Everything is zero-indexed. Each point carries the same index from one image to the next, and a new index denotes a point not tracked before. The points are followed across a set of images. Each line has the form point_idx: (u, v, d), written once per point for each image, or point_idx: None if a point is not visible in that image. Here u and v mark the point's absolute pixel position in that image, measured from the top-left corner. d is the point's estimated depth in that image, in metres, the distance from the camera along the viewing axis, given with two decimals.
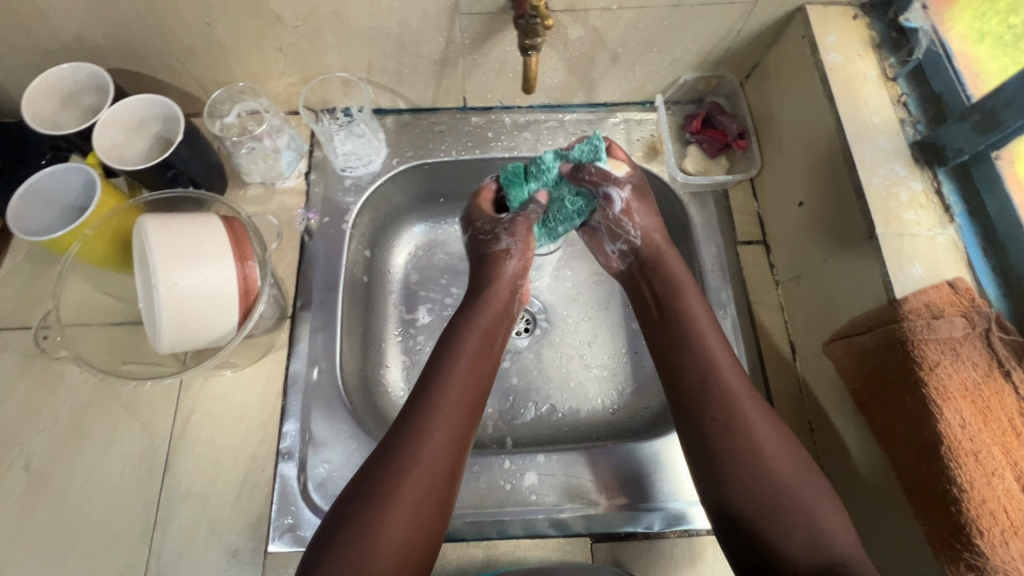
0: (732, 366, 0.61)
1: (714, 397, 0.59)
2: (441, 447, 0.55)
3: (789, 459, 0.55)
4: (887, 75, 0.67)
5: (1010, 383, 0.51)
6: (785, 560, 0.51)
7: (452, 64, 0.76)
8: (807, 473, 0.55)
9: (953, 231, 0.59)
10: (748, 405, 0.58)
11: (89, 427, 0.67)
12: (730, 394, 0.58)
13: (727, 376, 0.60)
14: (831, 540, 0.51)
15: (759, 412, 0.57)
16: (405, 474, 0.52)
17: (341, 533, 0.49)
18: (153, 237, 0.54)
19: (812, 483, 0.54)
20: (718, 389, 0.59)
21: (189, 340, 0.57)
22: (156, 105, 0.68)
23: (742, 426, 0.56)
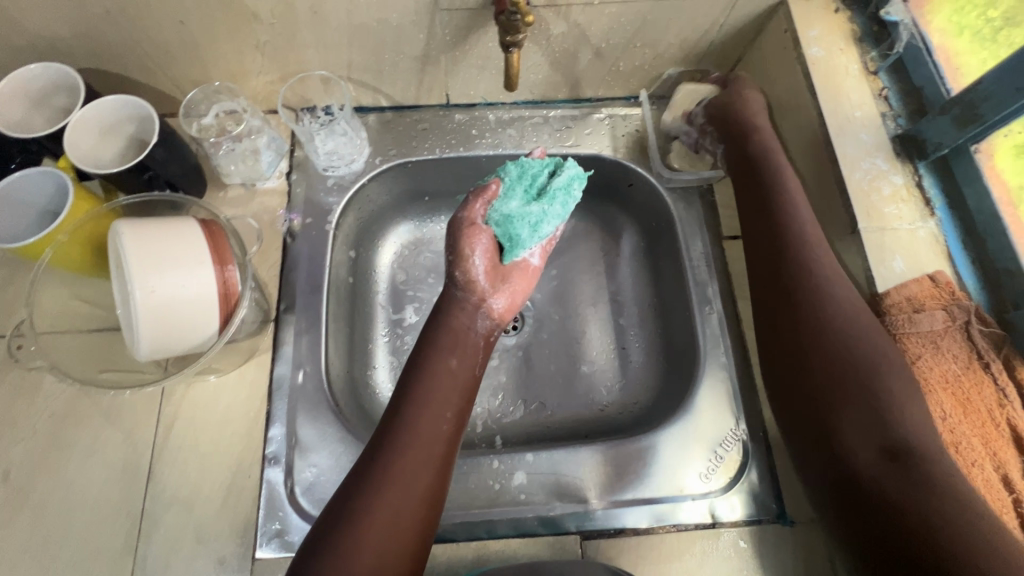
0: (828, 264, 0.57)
1: (812, 307, 0.56)
2: (427, 449, 0.55)
3: (868, 353, 0.52)
4: (869, 69, 0.66)
5: (988, 374, 0.52)
6: (850, 440, 0.50)
7: (434, 61, 0.75)
8: (898, 367, 0.52)
9: (934, 224, 0.59)
10: (855, 312, 0.54)
11: (69, 437, 0.65)
12: (827, 294, 0.55)
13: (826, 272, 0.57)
14: (901, 417, 0.49)
15: (845, 301, 0.55)
16: (387, 474, 0.53)
17: (328, 535, 0.50)
18: (129, 243, 0.53)
19: (902, 377, 0.51)
20: (821, 287, 0.56)
21: (168, 348, 0.56)
22: (130, 106, 0.66)
23: (829, 319, 0.54)
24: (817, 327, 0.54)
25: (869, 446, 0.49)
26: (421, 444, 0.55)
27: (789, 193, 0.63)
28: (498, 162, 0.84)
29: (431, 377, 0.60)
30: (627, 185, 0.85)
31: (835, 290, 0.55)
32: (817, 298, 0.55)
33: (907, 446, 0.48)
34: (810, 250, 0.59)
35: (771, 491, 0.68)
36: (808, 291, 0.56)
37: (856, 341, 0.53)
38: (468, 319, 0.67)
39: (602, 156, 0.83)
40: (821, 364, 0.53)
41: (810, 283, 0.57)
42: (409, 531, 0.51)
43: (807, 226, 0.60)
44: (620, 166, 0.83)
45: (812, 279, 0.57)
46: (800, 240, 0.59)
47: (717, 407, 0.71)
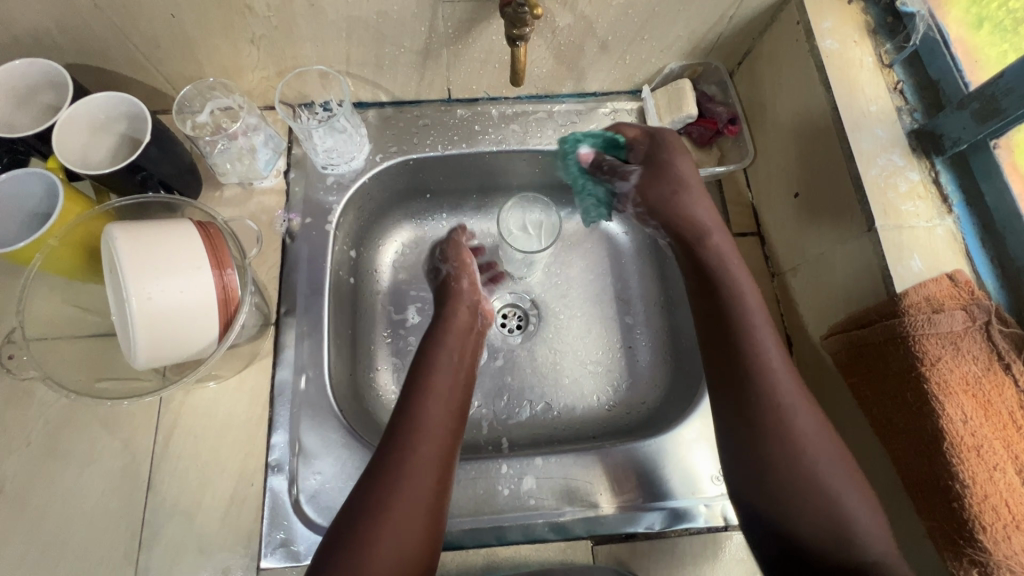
0: (783, 363, 0.57)
1: (773, 411, 0.55)
2: (437, 438, 0.56)
3: (819, 462, 0.53)
4: (884, 62, 0.65)
5: (1009, 376, 0.51)
6: (805, 546, 0.52)
7: (436, 55, 0.73)
8: (845, 475, 0.53)
9: (951, 222, 0.58)
10: (804, 420, 0.54)
11: (65, 447, 0.63)
12: (780, 406, 0.55)
13: (777, 366, 0.57)
14: (855, 529, 0.51)
15: (806, 413, 0.54)
16: (404, 462, 0.53)
17: (349, 529, 0.49)
18: (123, 248, 0.50)
19: (849, 482, 0.53)
20: (775, 398, 0.55)
21: (166, 356, 0.54)
22: (122, 103, 0.64)
23: (780, 435, 0.54)
24: (772, 441, 0.54)
25: (823, 552, 0.51)
26: (431, 433, 0.56)
27: (744, 293, 0.61)
28: (501, 159, 0.82)
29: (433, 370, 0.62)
30: None
31: (780, 400, 0.55)
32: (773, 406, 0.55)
33: (857, 555, 0.50)
34: (759, 356, 0.57)
35: None
36: (762, 403, 0.55)
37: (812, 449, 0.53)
38: (468, 319, 0.70)
39: None
40: (774, 478, 0.53)
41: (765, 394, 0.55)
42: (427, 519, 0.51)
43: (760, 328, 0.59)
44: None
45: (767, 387, 0.56)
46: (754, 353, 0.57)
47: None
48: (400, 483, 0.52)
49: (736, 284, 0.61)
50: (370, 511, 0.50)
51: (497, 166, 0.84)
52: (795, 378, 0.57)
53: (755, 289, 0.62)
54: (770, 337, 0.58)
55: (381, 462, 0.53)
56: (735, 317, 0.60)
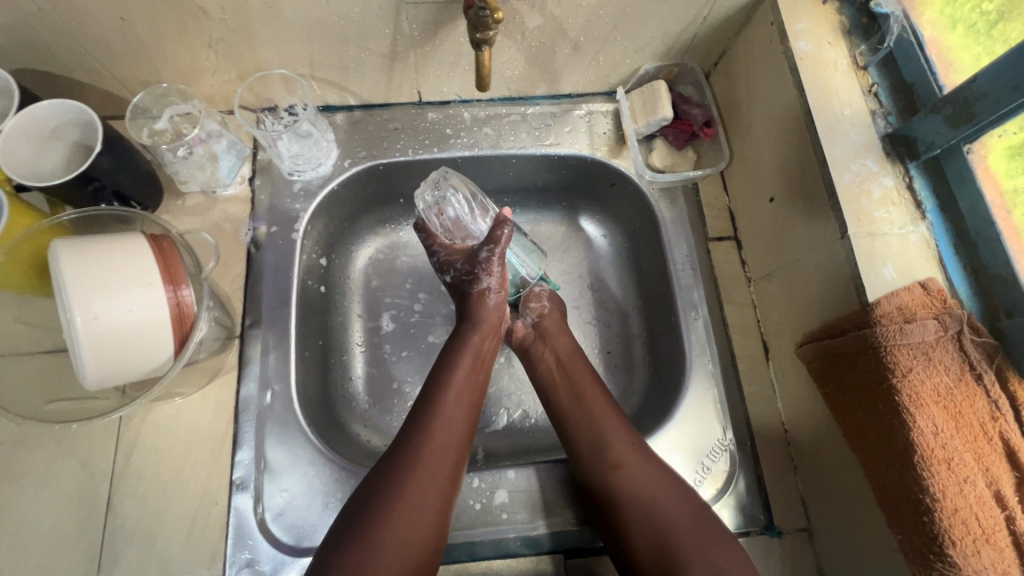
0: (613, 420, 0.63)
1: (619, 475, 0.59)
2: (456, 412, 0.61)
3: (662, 503, 0.57)
4: (858, 64, 0.63)
5: (980, 386, 0.50)
6: None
7: (403, 57, 0.71)
8: (692, 513, 0.56)
9: (925, 228, 0.57)
10: (636, 466, 0.60)
11: (20, 469, 0.61)
12: (617, 464, 0.60)
13: (612, 427, 0.63)
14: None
15: (645, 463, 0.60)
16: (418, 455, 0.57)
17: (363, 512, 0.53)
18: (66, 266, 0.48)
19: (702, 521, 0.56)
20: (613, 455, 0.60)
21: (117, 377, 0.52)
22: (72, 111, 0.61)
23: (620, 486, 0.59)
24: (613, 493, 0.59)
25: None
26: (455, 408, 0.61)
27: (579, 370, 0.68)
28: (474, 163, 0.81)
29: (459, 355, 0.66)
30: (609, 184, 0.82)
31: (612, 454, 0.61)
32: (613, 466, 0.60)
33: None
34: (591, 420, 0.63)
35: (761, 503, 0.66)
36: (595, 459, 0.61)
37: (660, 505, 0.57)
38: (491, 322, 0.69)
39: (582, 156, 0.80)
40: (620, 521, 0.58)
41: (600, 451, 0.61)
42: (440, 491, 0.56)
43: (591, 394, 0.65)
44: (602, 165, 0.80)
45: (597, 438, 0.62)
46: (586, 416, 0.64)
47: (705, 413, 0.69)
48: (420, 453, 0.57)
49: (552, 361, 0.70)
50: (392, 477, 0.55)
51: (470, 170, 0.82)
52: (633, 437, 0.62)
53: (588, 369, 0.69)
54: (606, 404, 0.65)
55: (405, 434, 0.59)
56: (570, 391, 0.66)
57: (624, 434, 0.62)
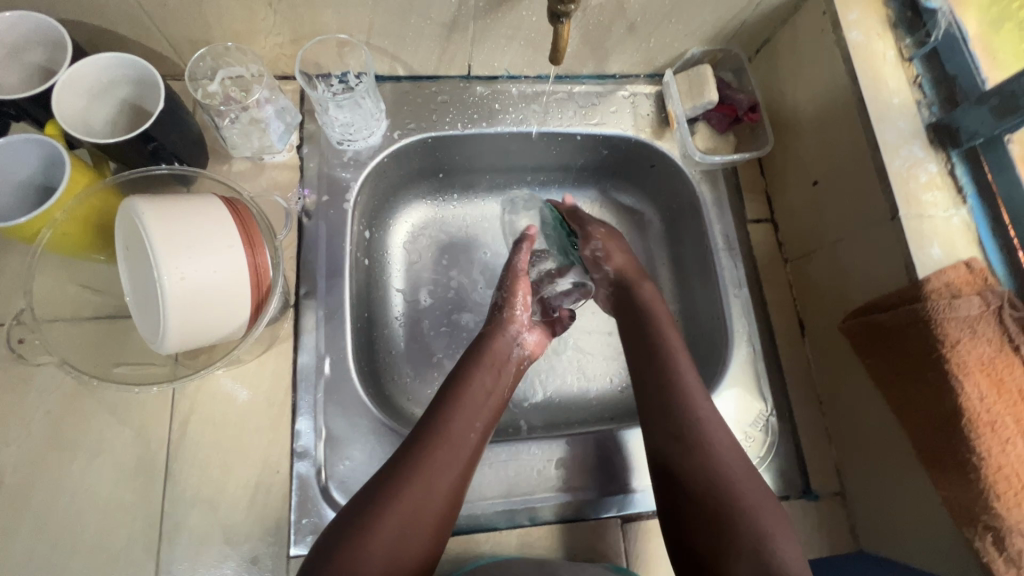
0: (707, 404, 0.62)
1: (696, 444, 0.59)
2: (456, 450, 0.58)
3: (738, 485, 0.56)
4: (903, 56, 0.67)
5: (1017, 356, 0.55)
6: None
7: (462, 28, 0.70)
8: (755, 481, 0.57)
9: (965, 212, 0.61)
10: (723, 440, 0.59)
11: (71, 437, 0.59)
12: (700, 441, 0.59)
13: (698, 399, 0.62)
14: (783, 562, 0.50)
15: (727, 442, 0.59)
16: (418, 467, 0.56)
17: (356, 519, 0.52)
18: (151, 224, 0.46)
19: (760, 489, 0.56)
20: (687, 416, 0.61)
21: (195, 340, 0.51)
22: (130, 68, 0.59)
23: (701, 458, 0.58)
24: (689, 467, 0.58)
25: None
26: (455, 443, 0.59)
27: (671, 338, 0.68)
28: (520, 140, 0.81)
29: (465, 390, 0.63)
30: (649, 165, 0.85)
31: (694, 409, 0.61)
32: (710, 469, 0.57)
33: None
34: (688, 405, 0.61)
35: (798, 469, 0.71)
36: (703, 449, 0.59)
37: (735, 470, 0.57)
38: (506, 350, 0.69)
39: (626, 136, 0.82)
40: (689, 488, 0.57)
41: (686, 419, 0.60)
42: (432, 521, 0.54)
43: (681, 359, 0.66)
44: (645, 146, 0.82)
45: (687, 419, 0.60)
46: (684, 403, 0.62)
47: (746, 385, 0.73)
48: (412, 486, 0.54)
49: (676, 346, 0.67)
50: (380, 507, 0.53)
51: (515, 146, 0.83)
52: (724, 424, 0.61)
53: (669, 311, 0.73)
54: (687, 362, 0.66)
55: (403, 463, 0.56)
56: (668, 386, 0.63)
57: (699, 394, 0.63)
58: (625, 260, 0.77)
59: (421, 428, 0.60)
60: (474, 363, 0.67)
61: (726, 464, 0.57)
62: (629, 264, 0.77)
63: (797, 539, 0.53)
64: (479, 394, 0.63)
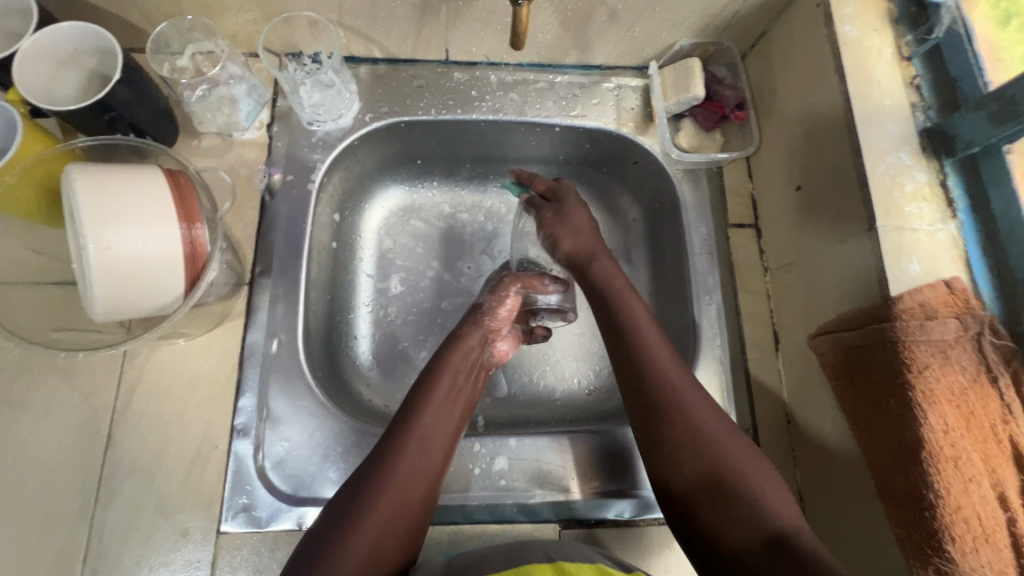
0: (666, 355, 0.60)
1: (674, 406, 0.56)
2: (428, 453, 0.56)
3: (719, 442, 0.54)
4: (903, 54, 0.62)
5: (994, 389, 0.50)
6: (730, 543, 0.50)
7: (434, 11, 0.69)
8: (745, 448, 0.54)
9: (954, 227, 0.56)
10: (693, 401, 0.56)
11: (21, 397, 0.61)
12: (669, 385, 0.57)
13: (659, 355, 0.59)
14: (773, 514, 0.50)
15: (704, 403, 0.56)
16: (395, 470, 0.54)
17: (329, 533, 0.50)
18: (82, 193, 0.47)
19: (747, 453, 0.54)
20: (675, 405, 0.56)
21: (127, 310, 0.51)
22: (91, 36, 0.59)
23: (680, 439, 0.55)
24: (668, 434, 0.55)
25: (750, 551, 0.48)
26: (423, 449, 0.56)
27: (635, 306, 0.64)
28: (497, 129, 0.79)
29: (431, 395, 0.60)
30: (632, 162, 0.81)
31: (667, 379, 0.58)
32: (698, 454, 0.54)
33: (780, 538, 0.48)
34: (662, 378, 0.58)
35: None
36: (658, 407, 0.57)
37: (711, 437, 0.54)
38: (478, 349, 0.67)
39: (607, 130, 0.78)
40: (665, 442, 0.55)
41: (666, 395, 0.57)
42: (404, 530, 0.52)
43: (654, 342, 0.60)
44: (627, 141, 0.79)
45: (648, 372, 0.58)
46: (654, 367, 0.58)
47: None
48: (383, 492, 0.52)
49: (640, 313, 0.63)
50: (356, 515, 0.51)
51: (492, 135, 0.80)
52: (682, 371, 0.59)
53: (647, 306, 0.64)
54: (673, 361, 0.59)
55: (369, 471, 0.54)
56: (636, 356, 0.60)
57: (678, 371, 0.59)
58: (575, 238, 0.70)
59: (386, 435, 0.57)
60: (444, 362, 0.64)
61: (711, 428, 0.55)
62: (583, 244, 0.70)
63: (779, 477, 0.53)
64: (446, 396, 0.61)
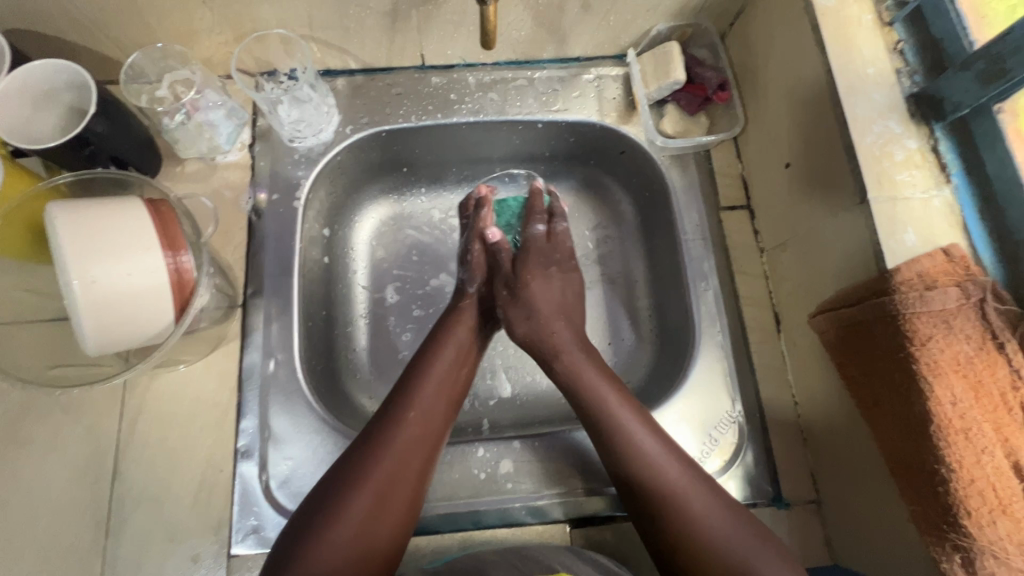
0: (636, 420, 0.58)
1: (664, 491, 0.54)
2: (415, 441, 0.56)
3: (714, 523, 0.52)
4: (883, 20, 0.60)
5: (1003, 356, 0.48)
6: None
7: (405, 17, 0.68)
8: (713, 498, 0.53)
9: (949, 192, 0.54)
10: (648, 441, 0.56)
11: (25, 436, 0.61)
12: (642, 457, 0.55)
13: (632, 428, 0.57)
14: None
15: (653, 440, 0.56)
16: (377, 461, 0.53)
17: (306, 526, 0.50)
18: (63, 230, 0.48)
19: (714, 501, 0.53)
20: (664, 485, 0.54)
21: (118, 341, 0.52)
22: (65, 70, 0.59)
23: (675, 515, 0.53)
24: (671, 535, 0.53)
25: None
26: (421, 423, 0.57)
27: (586, 370, 0.61)
28: (479, 130, 0.78)
29: (421, 381, 0.59)
30: (618, 152, 0.79)
31: (628, 433, 0.57)
32: (678, 505, 0.53)
33: None
34: (642, 459, 0.55)
35: (768, 475, 0.66)
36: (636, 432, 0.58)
37: (708, 519, 0.52)
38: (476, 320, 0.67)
39: (590, 122, 0.77)
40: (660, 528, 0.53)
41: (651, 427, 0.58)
42: (395, 515, 0.52)
43: (625, 416, 0.58)
44: (610, 132, 0.77)
45: (625, 451, 0.56)
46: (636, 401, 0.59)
47: (712, 385, 0.68)
48: (380, 464, 0.53)
49: (560, 334, 0.64)
50: (333, 509, 0.51)
51: (476, 138, 0.79)
52: (658, 438, 0.57)
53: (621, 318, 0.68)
54: (623, 402, 0.59)
55: (355, 460, 0.53)
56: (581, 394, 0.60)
57: (621, 402, 0.59)
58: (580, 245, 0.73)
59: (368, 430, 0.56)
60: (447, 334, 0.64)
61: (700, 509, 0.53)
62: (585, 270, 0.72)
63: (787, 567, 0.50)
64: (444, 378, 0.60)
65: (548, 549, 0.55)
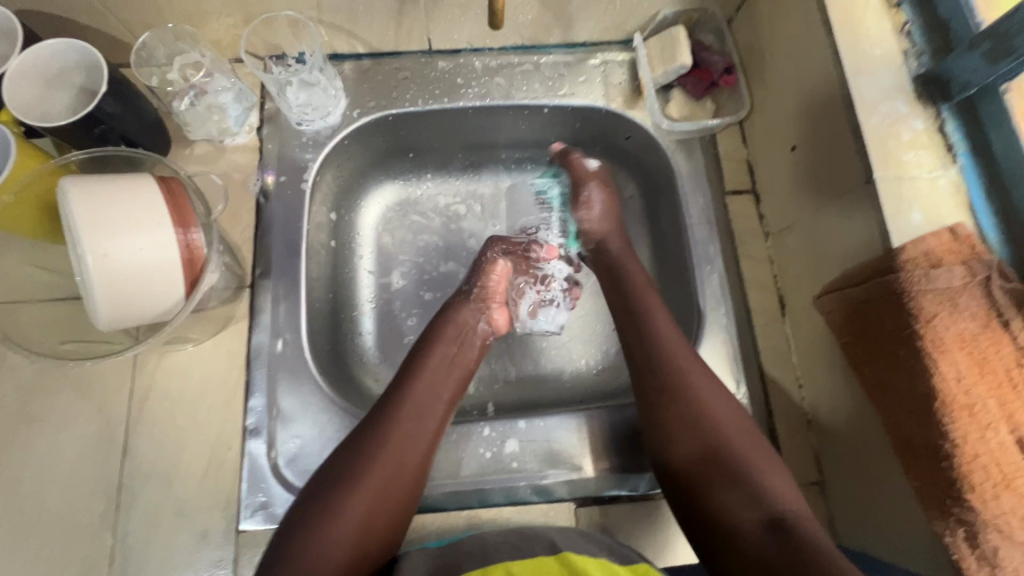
0: (672, 331, 0.62)
1: (678, 387, 0.57)
2: (422, 423, 0.57)
3: (721, 420, 0.55)
4: (891, 1, 0.60)
5: (1007, 333, 0.49)
6: (727, 521, 0.50)
7: (412, 0, 0.68)
8: (715, 389, 0.57)
9: (955, 172, 0.55)
10: (668, 337, 0.61)
11: (36, 413, 0.62)
12: (665, 351, 0.60)
13: (664, 330, 0.61)
14: (773, 497, 0.50)
15: (675, 334, 0.61)
16: (383, 441, 0.54)
17: (312, 508, 0.50)
18: (77, 206, 0.48)
19: (746, 431, 0.55)
20: (684, 383, 0.58)
21: (128, 317, 0.52)
22: (75, 50, 0.59)
23: (684, 416, 0.56)
24: (674, 433, 0.56)
25: (743, 524, 0.49)
26: (416, 420, 0.57)
27: (648, 295, 0.65)
28: (486, 116, 0.78)
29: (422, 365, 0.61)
30: (625, 137, 0.80)
31: (657, 332, 0.61)
32: (693, 408, 0.56)
33: (774, 518, 0.48)
34: (666, 351, 0.60)
35: None
36: (665, 369, 0.59)
37: (710, 409, 0.56)
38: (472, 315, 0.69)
39: (596, 108, 0.77)
40: (665, 418, 0.57)
41: (681, 388, 0.57)
42: (402, 488, 0.53)
43: (655, 314, 0.63)
44: (616, 117, 0.78)
45: (656, 347, 0.60)
46: (667, 356, 0.59)
47: (717, 368, 0.68)
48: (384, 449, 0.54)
49: (631, 262, 0.70)
50: (341, 488, 0.51)
51: (484, 123, 0.80)
52: (685, 344, 0.61)
53: (645, 276, 0.68)
54: (659, 308, 0.64)
55: (363, 439, 0.54)
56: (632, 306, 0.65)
57: (648, 291, 0.66)
58: (599, 218, 0.74)
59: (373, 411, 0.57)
60: (441, 332, 0.65)
61: (707, 400, 0.57)
62: (591, 230, 0.74)
63: (788, 474, 0.53)
64: (445, 366, 0.62)
65: (554, 531, 0.54)
